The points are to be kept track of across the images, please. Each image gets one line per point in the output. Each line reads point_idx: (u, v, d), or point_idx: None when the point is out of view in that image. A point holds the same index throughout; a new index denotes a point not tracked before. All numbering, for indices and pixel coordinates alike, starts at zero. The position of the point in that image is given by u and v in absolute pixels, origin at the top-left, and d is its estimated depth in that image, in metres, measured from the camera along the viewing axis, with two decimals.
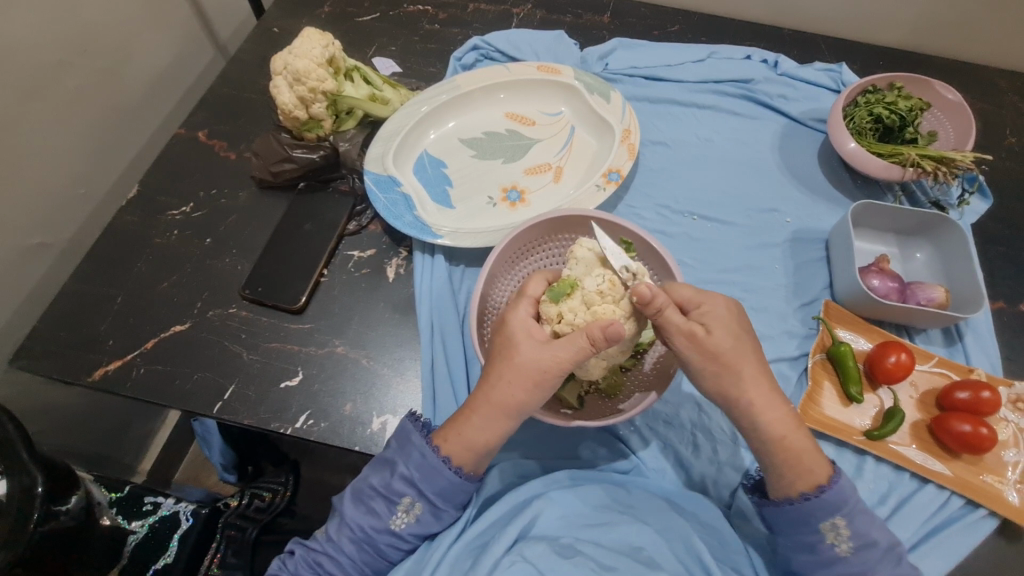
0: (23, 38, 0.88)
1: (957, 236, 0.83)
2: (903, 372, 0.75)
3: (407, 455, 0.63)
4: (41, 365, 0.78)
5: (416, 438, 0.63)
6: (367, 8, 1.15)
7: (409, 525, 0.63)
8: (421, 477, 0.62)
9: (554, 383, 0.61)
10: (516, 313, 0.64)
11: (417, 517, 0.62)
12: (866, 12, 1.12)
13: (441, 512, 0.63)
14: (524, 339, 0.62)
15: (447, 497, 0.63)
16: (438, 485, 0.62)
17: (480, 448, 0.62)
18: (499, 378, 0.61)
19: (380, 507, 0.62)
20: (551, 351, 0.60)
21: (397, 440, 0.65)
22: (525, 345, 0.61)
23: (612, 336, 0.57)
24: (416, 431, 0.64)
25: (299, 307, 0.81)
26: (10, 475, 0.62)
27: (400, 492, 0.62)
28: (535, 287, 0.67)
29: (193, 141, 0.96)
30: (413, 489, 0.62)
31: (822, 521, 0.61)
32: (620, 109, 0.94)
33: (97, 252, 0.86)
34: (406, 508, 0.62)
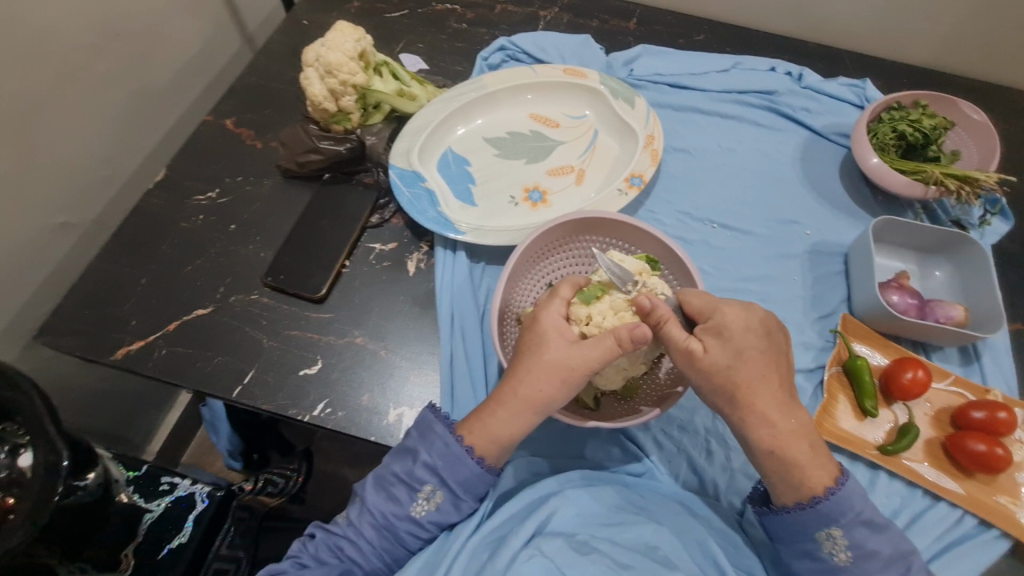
0: (60, 20, 0.90)
1: (978, 255, 0.83)
2: (919, 389, 0.75)
3: (430, 443, 0.63)
4: (66, 342, 0.79)
5: (439, 427, 0.64)
6: (396, 4, 1.16)
7: (429, 512, 0.63)
8: (444, 466, 0.62)
9: (582, 381, 0.61)
10: (547, 312, 0.65)
11: (438, 505, 0.63)
12: (892, 29, 1.12)
13: (460, 502, 0.64)
14: (556, 338, 0.63)
15: (468, 487, 0.64)
16: (460, 474, 0.63)
17: (503, 441, 0.62)
18: (529, 372, 0.62)
19: (401, 493, 0.63)
20: (581, 350, 0.61)
21: (419, 428, 0.65)
22: (555, 344, 0.62)
23: (639, 339, 0.58)
24: (439, 421, 0.64)
25: (321, 296, 0.82)
26: (37, 447, 0.63)
27: (422, 479, 0.63)
28: (567, 287, 0.67)
29: (221, 129, 0.98)
30: (435, 477, 0.63)
31: (819, 530, 0.62)
32: (644, 115, 0.94)
33: (124, 233, 0.88)
34: (427, 495, 0.63)
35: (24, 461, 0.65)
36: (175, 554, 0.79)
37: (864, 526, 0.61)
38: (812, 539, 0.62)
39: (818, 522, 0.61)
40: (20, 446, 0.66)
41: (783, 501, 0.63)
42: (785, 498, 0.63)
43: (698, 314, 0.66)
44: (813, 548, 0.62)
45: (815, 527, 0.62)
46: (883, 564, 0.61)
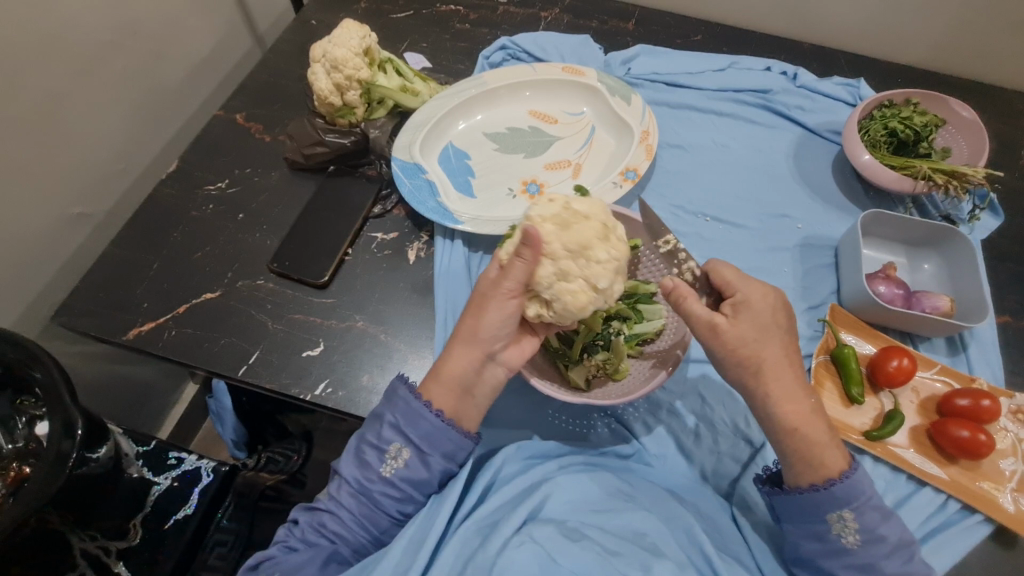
0: (81, 18, 0.94)
1: (965, 248, 0.85)
2: (904, 377, 0.77)
3: (393, 404, 0.67)
4: (80, 322, 0.83)
5: (400, 389, 0.68)
6: (401, 5, 1.20)
7: (399, 471, 0.66)
8: (406, 422, 0.66)
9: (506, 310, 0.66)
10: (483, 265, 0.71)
11: (405, 462, 0.66)
12: (885, 30, 1.15)
13: (427, 458, 0.66)
14: (484, 282, 0.68)
15: (432, 442, 0.66)
16: (421, 428, 0.66)
17: (457, 383, 0.67)
18: (467, 318, 0.68)
19: (371, 457, 0.66)
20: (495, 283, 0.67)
21: (385, 395, 0.69)
22: (483, 287, 0.68)
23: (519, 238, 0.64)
24: (401, 384, 0.68)
25: (324, 282, 0.85)
26: (55, 414, 0.66)
27: (389, 439, 0.66)
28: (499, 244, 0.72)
29: (231, 123, 1.02)
30: (400, 436, 0.66)
31: (829, 512, 0.63)
32: (640, 111, 0.97)
33: (137, 221, 0.91)
34: (394, 454, 0.66)
35: (41, 430, 0.69)
36: (181, 525, 0.82)
37: (875, 512, 0.63)
38: (822, 520, 0.64)
39: (829, 504, 0.63)
40: (37, 417, 0.69)
41: (802, 481, 0.65)
42: (799, 479, 0.65)
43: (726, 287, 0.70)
44: (822, 530, 0.64)
45: (827, 509, 0.63)
46: (889, 550, 0.62)
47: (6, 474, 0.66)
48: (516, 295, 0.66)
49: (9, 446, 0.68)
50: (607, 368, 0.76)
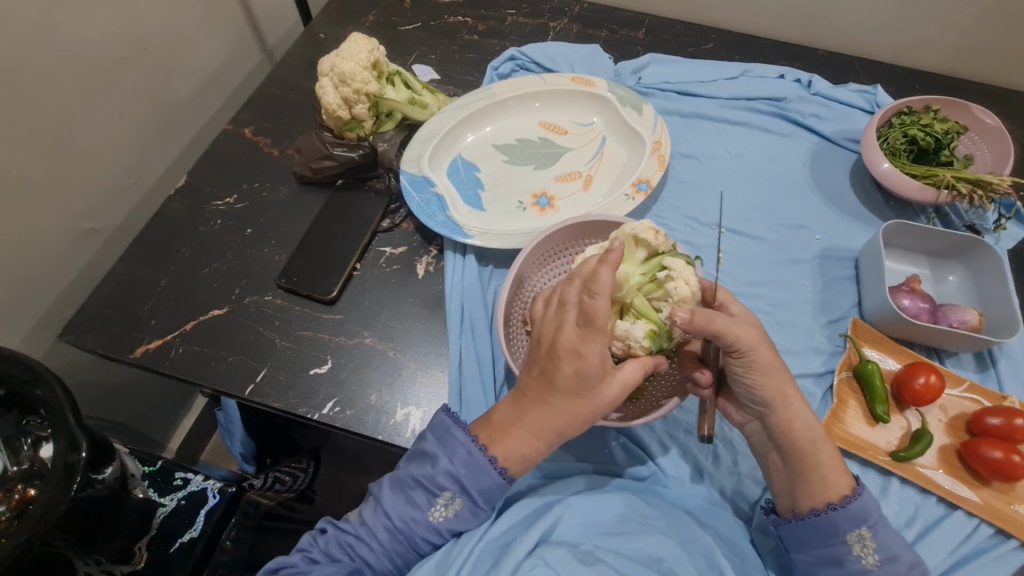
0: (90, 35, 0.95)
1: (993, 260, 0.82)
2: (932, 395, 0.73)
3: (453, 450, 0.64)
4: (87, 340, 0.82)
5: (464, 437, 0.64)
6: (410, 17, 1.20)
7: (447, 520, 0.64)
8: (466, 473, 0.63)
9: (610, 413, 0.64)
10: (594, 351, 0.59)
11: (456, 513, 0.64)
12: (902, 36, 1.12)
13: (478, 510, 0.65)
14: (600, 376, 0.61)
15: (488, 496, 0.64)
16: (481, 483, 0.63)
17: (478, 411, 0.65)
18: (562, 410, 0.62)
19: (420, 498, 0.64)
20: (620, 384, 0.63)
21: (442, 433, 0.66)
22: (596, 382, 0.61)
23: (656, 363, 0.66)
24: (461, 427, 0.65)
25: (332, 298, 0.84)
26: (58, 437, 0.65)
27: (442, 486, 0.63)
28: (603, 317, 0.58)
29: (239, 137, 1.01)
30: (456, 485, 0.63)
31: (848, 532, 0.62)
32: (652, 121, 0.95)
33: (146, 236, 0.91)
34: (446, 502, 0.63)
35: (45, 453, 0.68)
36: (187, 548, 0.81)
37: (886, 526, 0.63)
38: (843, 541, 0.62)
39: (846, 523, 0.62)
40: (42, 438, 0.68)
41: (811, 504, 0.64)
42: (809, 508, 0.64)
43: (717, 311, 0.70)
44: (840, 551, 0.62)
45: (845, 528, 0.62)
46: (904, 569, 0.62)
47: (11, 497, 0.66)
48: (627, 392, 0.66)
49: (14, 468, 0.67)
50: None
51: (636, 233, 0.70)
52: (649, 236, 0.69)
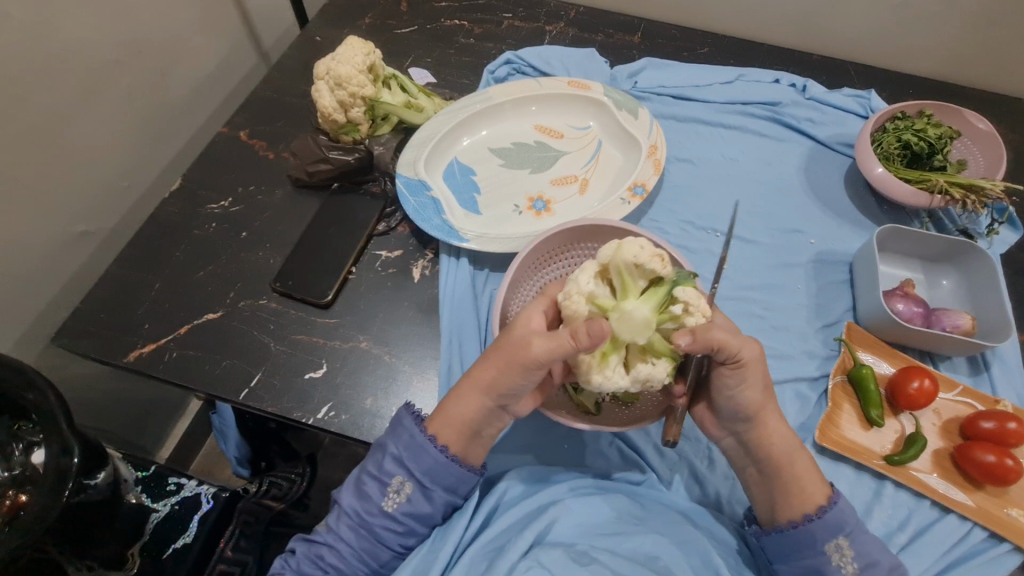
0: (85, 37, 0.95)
1: (985, 265, 0.82)
2: (925, 399, 0.74)
3: (397, 436, 0.67)
4: (79, 344, 0.82)
5: (406, 420, 0.67)
6: (406, 21, 1.20)
7: (401, 505, 0.65)
8: (409, 455, 0.65)
9: (532, 366, 0.61)
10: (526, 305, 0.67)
11: (408, 497, 0.65)
12: (895, 41, 1.13)
13: (430, 492, 0.66)
14: (521, 327, 0.64)
15: (435, 476, 0.66)
16: (425, 463, 0.65)
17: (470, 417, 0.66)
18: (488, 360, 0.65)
19: (372, 490, 0.65)
20: (533, 340, 0.61)
21: (390, 425, 0.69)
22: (516, 332, 0.63)
23: (593, 331, 0.55)
24: (406, 414, 0.68)
25: (326, 302, 0.83)
26: (51, 443, 0.65)
27: (391, 472, 0.66)
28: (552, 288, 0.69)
29: (235, 140, 1.01)
30: (403, 469, 0.65)
31: (827, 543, 0.63)
32: (648, 125, 0.96)
33: (139, 240, 0.90)
34: (396, 488, 0.65)
35: (37, 458, 0.67)
36: (180, 554, 0.80)
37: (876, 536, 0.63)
38: (822, 552, 0.63)
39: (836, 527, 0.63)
40: (34, 443, 0.67)
41: (786, 516, 0.65)
42: (805, 512, 0.64)
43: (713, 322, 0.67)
44: (821, 562, 0.63)
45: (823, 539, 0.63)
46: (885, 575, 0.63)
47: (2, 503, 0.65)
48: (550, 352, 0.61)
49: (6, 473, 0.66)
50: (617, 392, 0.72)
51: (636, 259, 0.64)
52: (655, 266, 0.64)
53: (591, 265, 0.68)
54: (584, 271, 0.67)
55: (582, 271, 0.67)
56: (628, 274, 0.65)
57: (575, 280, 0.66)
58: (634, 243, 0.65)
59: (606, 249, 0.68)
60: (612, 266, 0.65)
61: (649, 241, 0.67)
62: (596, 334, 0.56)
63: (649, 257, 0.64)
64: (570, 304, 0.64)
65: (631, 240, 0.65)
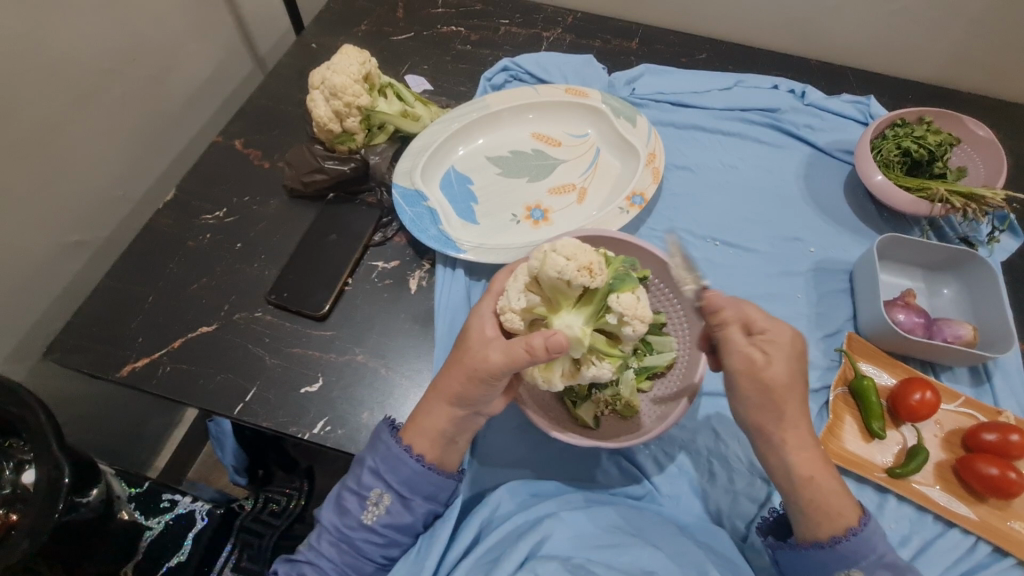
0: (77, 46, 0.94)
1: (987, 274, 0.81)
2: (927, 410, 0.73)
3: (375, 449, 0.67)
4: (72, 359, 0.81)
5: (383, 433, 0.67)
6: (402, 27, 1.19)
7: (381, 517, 0.65)
8: (386, 468, 0.65)
9: (494, 377, 0.62)
10: (478, 309, 0.68)
11: (387, 509, 0.65)
12: (894, 47, 1.13)
13: (410, 502, 0.66)
14: (476, 336, 0.65)
15: (414, 486, 0.66)
16: (402, 474, 0.65)
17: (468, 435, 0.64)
18: (448, 369, 0.66)
19: (351, 504, 0.65)
20: (488, 350, 0.62)
21: (369, 439, 0.69)
22: (472, 341, 0.65)
23: (554, 346, 0.57)
24: (384, 427, 0.68)
25: (322, 314, 0.83)
26: (41, 464, 0.63)
27: (369, 486, 0.65)
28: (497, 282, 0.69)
29: (229, 149, 1.00)
30: (381, 481, 0.65)
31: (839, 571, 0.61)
32: (646, 133, 0.95)
33: (133, 251, 0.89)
34: (375, 501, 0.65)
35: (28, 477, 0.66)
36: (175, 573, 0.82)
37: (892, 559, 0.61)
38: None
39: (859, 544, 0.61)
40: (25, 462, 0.66)
41: (813, 537, 0.63)
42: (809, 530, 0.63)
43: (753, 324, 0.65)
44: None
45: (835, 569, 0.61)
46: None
47: None
48: (502, 373, 0.62)
49: None
50: (617, 406, 0.71)
51: (560, 273, 0.62)
52: (584, 280, 0.62)
53: (523, 274, 0.67)
54: (515, 283, 0.66)
55: (512, 282, 0.66)
56: (557, 288, 0.64)
57: (507, 293, 0.66)
58: (559, 254, 0.62)
59: (532, 258, 0.65)
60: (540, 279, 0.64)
61: (576, 246, 0.64)
62: (553, 350, 0.57)
63: (576, 272, 0.62)
64: (507, 319, 0.65)
65: (554, 252, 0.62)
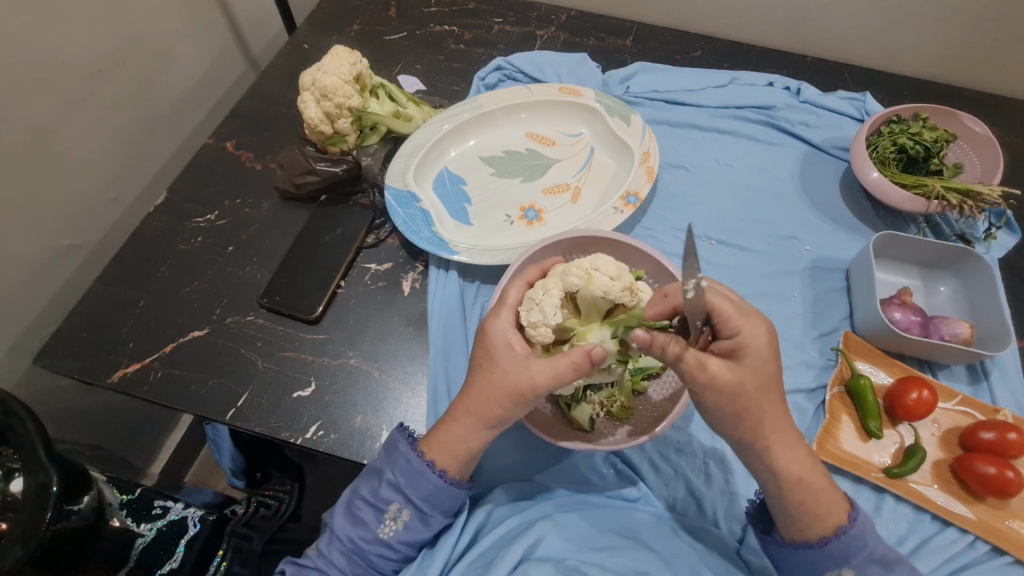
0: (66, 48, 0.93)
1: (984, 272, 0.81)
2: (924, 410, 0.73)
3: (393, 461, 0.65)
4: (63, 365, 0.80)
5: (402, 444, 0.66)
6: (395, 27, 1.18)
7: (397, 533, 0.65)
8: (407, 482, 0.64)
9: (539, 396, 0.61)
10: (495, 325, 0.65)
11: (404, 524, 0.64)
12: (890, 43, 1.12)
13: (428, 518, 0.65)
14: (505, 355, 0.63)
15: (434, 502, 0.65)
16: (422, 489, 0.64)
17: (460, 437, 0.64)
18: (479, 392, 0.63)
19: (368, 516, 0.64)
20: (529, 372, 0.60)
21: (385, 448, 0.67)
22: (503, 362, 0.62)
23: (597, 361, 0.59)
24: (403, 440, 0.66)
25: (315, 317, 0.82)
26: (28, 472, 0.63)
27: (387, 499, 0.64)
28: (513, 294, 0.68)
29: (221, 151, 0.99)
30: (400, 495, 0.65)
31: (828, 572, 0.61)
32: (640, 132, 0.94)
33: (124, 255, 0.89)
34: (394, 515, 0.64)
35: (16, 486, 0.65)
36: None
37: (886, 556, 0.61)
38: None
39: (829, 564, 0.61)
40: (14, 470, 0.65)
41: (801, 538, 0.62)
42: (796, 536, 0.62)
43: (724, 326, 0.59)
44: None
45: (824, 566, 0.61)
46: None
47: None
48: (546, 392, 0.60)
49: None
50: (611, 409, 0.71)
51: (605, 293, 0.65)
52: (625, 299, 0.66)
53: (557, 287, 0.66)
54: (549, 296, 0.65)
55: (546, 295, 0.65)
56: (594, 304, 0.66)
57: (540, 307, 0.64)
58: (604, 274, 0.66)
59: (573, 274, 0.66)
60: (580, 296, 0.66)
61: (617, 267, 0.67)
62: (594, 364, 0.60)
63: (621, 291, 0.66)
64: (537, 333, 0.65)
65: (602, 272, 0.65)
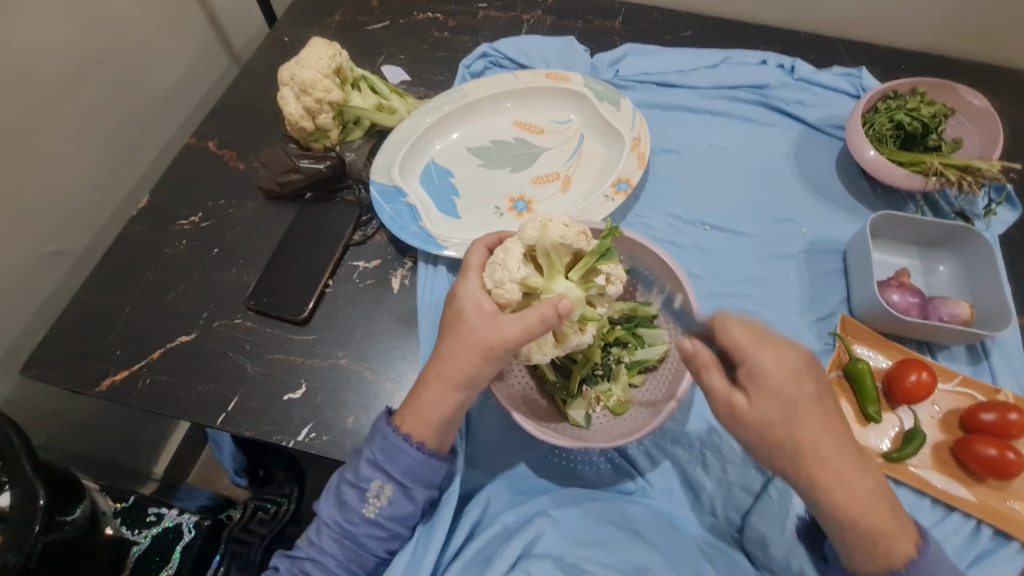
0: (37, 48, 0.90)
1: (984, 249, 0.79)
2: (924, 392, 0.71)
3: (372, 440, 0.65)
4: (51, 375, 0.79)
5: (380, 422, 0.65)
6: (377, 16, 1.15)
7: (383, 509, 0.63)
8: (385, 458, 0.63)
9: (508, 352, 0.61)
10: (465, 287, 0.64)
11: (389, 500, 0.63)
12: (886, 16, 1.09)
13: (410, 491, 0.64)
14: (473, 313, 0.62)
15: (414, 475, 0.64)
16: (402, 464, 0.63)
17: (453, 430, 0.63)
18: (450, 353, 0.63)
19: (351, 498, 0.63)
20: (498, 328, 0.60)
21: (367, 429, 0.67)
22: (471, 320, 0.62)
23: (565, 312, 0.59)
24: (381, 416, 0.66)
25: (304, 317, 0.81)
26: (14, 485, 0.62)
27: (369, 477, 0.63)
28: (475, 258, 0.67)
29: (203, 151, 0.97)
30: (380, 472, 0.63)
31: None
32: (631, 116, 0.92)
33: (108, 261, 0.87)
34: (376, 493, 0.63)
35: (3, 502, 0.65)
36: None
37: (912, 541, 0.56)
38: None
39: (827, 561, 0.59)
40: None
41: None
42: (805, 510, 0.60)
43: (735, 352, 0.58)
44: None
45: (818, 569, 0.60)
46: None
47: None
48: (514, 345, 0.60)
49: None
50: (608, 402, 0.71)
51: (563, 239, 0.66)
52: (580, 243, 0.67)
53: (516, 246, 0.65)
54: (510, 253, 0.64)
55: (508, 253, 0.65)
56: (554, 254, 0.66)
57: (503, 264, 0.63)
58: (558, 223, 0.67)
59: (527, 229, 0.67)
60: (539, 248, 0.66)
61: (567, 218, 0.69)
62: (563, 316, 0.59)
63: (574, 233, 0.67)
64: (503, 291, 0.63)
65: (554, 220, 0.67)
